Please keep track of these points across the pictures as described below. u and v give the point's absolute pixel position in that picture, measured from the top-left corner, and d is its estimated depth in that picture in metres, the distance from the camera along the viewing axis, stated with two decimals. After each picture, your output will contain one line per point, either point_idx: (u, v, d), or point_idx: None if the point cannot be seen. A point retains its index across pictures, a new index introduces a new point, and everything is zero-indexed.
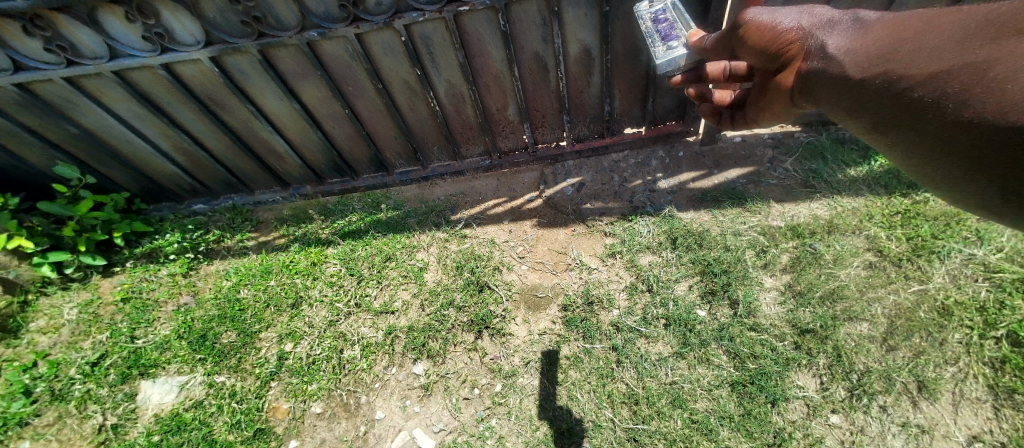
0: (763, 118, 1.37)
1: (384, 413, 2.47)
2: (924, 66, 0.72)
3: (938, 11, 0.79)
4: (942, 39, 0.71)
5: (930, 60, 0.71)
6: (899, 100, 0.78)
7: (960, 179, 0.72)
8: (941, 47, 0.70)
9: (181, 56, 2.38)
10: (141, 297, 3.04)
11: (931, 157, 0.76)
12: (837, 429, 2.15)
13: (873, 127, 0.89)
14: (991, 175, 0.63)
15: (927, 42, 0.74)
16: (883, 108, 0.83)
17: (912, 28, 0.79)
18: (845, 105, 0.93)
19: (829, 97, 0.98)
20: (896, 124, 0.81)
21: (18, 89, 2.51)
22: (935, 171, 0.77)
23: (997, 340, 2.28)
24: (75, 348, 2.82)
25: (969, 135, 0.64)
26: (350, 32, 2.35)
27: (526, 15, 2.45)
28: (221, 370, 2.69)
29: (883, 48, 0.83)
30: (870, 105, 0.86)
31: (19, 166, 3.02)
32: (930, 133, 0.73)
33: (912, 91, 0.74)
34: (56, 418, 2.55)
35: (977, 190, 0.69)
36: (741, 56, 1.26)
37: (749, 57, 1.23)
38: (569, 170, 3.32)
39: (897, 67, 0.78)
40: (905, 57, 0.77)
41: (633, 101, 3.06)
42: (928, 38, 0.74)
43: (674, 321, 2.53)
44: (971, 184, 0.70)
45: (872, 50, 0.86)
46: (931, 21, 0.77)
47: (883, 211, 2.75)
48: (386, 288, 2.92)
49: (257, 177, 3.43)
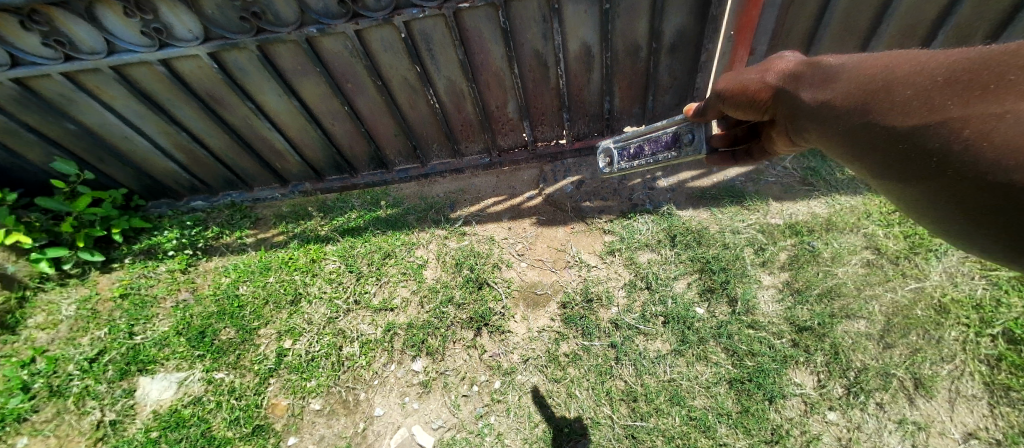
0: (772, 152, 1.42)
1: (383, 409, 2.48)
2: (904, 120, 0.70)
3: (905, 58, 0.79)
4: (914, 91, 0.70)
5: (907, 114, 0.69)
6: (887, 149, 0.75)
7: (964, 232, 0.65)
8: (916, 99, 0.69)
9: (180, 52, 2.37)
10: (140, 293, 3.03)
11: (932, 207, 0.69)
12: (835, 426, 2.16)
13: (873, 174, 0.84)
14: (994, 232, 0.56)
15: (901, 94, 0.73)
16: (875, 156, 0.79)
17: (882, 79, 0.80)
18: (847, 153, 0.89)
19: (826, 141, 0.96)
20: (891, 173, 0.76)
21: (16, 85, 2.50)
22: (939, 221, 0.70)
23: (993, 337, 2.29)
24: (73, 344, 2.81)
25: (957, 189, 0.59)
26: (349, 28, 2.35)
27: (526, 13, 2.46)
28: (221, 366, 2.69)
29: (860, 100, 0.83)
30: (863, 153, 0.82)
31: (15, 162, 3.00)
32: (922, 184, 0.68)
33: (899, 143, 0.71)
34: (55, 413, 2.55)
35: (988, 245, 0.62)
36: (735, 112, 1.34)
37: (737, 111, 1.34)
38: (569, 168, 3.32)
39: (879, 117, 0.76)
40: (883, 109, 0.76)
41: (633, 97, 3.07)
42: (902, 90, 0.73)
43: (673, 318, 2.54)
44: (976, 238, 0.63)
45: (850, 101, 0.86)
46: (900, 71, 0.77)
47: (881, 209, 2.77)
48: (385, 285, 2.92)
49: (256, 175, 3.43)
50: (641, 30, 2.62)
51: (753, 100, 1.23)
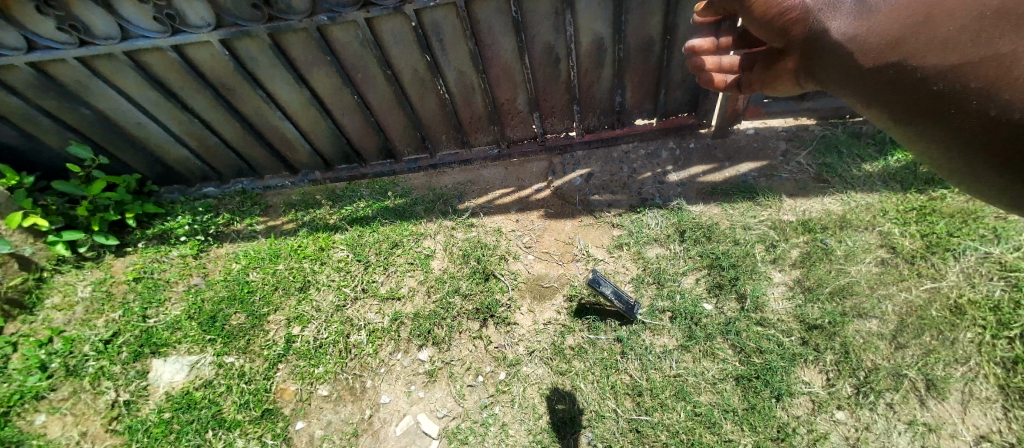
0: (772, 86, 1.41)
1: (389, 396, 2.50)
2: (941, 56, 0.71)
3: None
4: (960, 25, 0.69)
5: (947, 51, 0.69)
6: (915, 89, 0.77)
7: (966, 166, 0.70)
8: (957, 33, 0.69)
9: (192, 39, 2.38)
10: (152, 277, 3.09)
11: (943, 145, 0.74)
12: (843, 425, 2.14)
13: (889, 119, 0.87)
14: (997, 165, 0.62)
15: (943, 28, 0.72)
16: (902, 97, 0.81)
17: (922, 12, 0.79)
18: (867, 96, 0.92)
19: (844, 81, 0.99)
20: (910, 112, 0.79)
21: (32, 70, 2.53)
22: (943, 160, 0.76)
23: (1011, 340, 2.24)
24: (89, 326, 2.87)
25: (982, 125, 0.62)
26: (360, 17, 2.33)
27: (539, 4, 2.41)
28: (231, 351, 2.73)
29: (896, 35, 0.83)
30: (886, 95, 0.85)
31: (32, 146, 3.05)
32: (944, 123, 0.71)
33: (932, 81, 0.72)
34: (71, 393, 2.61)
35: (981, 180, 0.68)
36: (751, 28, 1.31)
37: (757, 26, 1.28)
38: (578, 161, 3.29)
39: (912, 55, 0.77)
40: (921, 45, 0.76)
41: (646, 90, 3.03)
42: (942, 25, 0.73)
43: (680, 314, 2.52)
44: (976, 172, 0.68)
45: (884, 37, 0.86)
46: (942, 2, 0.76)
47: (898, 208, 2.71)
48: (393, 274, 2.93)
49: (268, 163, 3.45)
50: (654, 24, 2.58)
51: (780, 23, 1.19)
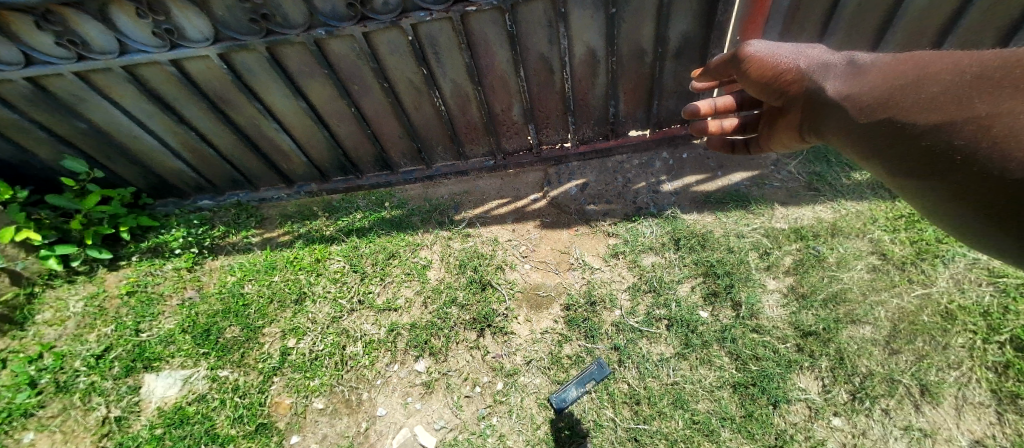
0: (769, 145, 1.39)
1: (386, 409, 2.48)
2: (928, 116, 0.70)
3: (935, 56, 0.80)
4: (945, 89, 0.70)
5: (933, 110, 0.70)
6: (902, 146, 0.76)
7: (960, 218, 0.67)
8: (942, 97, 0.70)
9: (189, 53, 2.40)
10: (146, 291, 3.06)
11: (935, 195, 0.71)
12: (840, 432, 2.15)
13: (884, 173, 0.85)
14: (984, 217, 0.60)
15: (928, 91, 0.74)
16: (890, 152, 0.80)
17: (911, 74, 0.80)
18: (856, 148, 0.91)
19: (836, 135, 0.97)
20: (898, 166, 0.78)
21: (28, 84, 2.52)
22: (936, 212, 0.73)
23: (1002, 344, 2.28)
24: (80, 341, 2.84)
25: (971, 183, 0.61)
26: (356, 31, 2.37)
27: (533, 17, 2.47)
28: (225, 364, 2.71)
29: (884, 93, 0.83)
30: (874, 148, 0.84)
31: (26, 160, 3.03)
32: (933, 179, 0.70)
33: (918, 139, 0.72)
34: (61, 409, 2.57)
35: (973, 232, 0.65)
36: (747, 89, 1.31)
37: (754, 90, 1.27)
38: (573, 171, 3.32)
39: (900, 114, 0.77)
40: (909, 103, 0.76)
41: (639, 100, 3.08)
42: (928, 87, 0.75)
43: (677, 321, 2.53)
44: (966, 222, 0.66)
45: (873, 93, 0.86)
46: (929, 68, 0.77)
47: (887, 215, 2.75)
48: (389, 285, 2.93)
49: (263, 174, 3.44)
50: (645, 36, 2.64)
51: (774, 83, 1.18)
